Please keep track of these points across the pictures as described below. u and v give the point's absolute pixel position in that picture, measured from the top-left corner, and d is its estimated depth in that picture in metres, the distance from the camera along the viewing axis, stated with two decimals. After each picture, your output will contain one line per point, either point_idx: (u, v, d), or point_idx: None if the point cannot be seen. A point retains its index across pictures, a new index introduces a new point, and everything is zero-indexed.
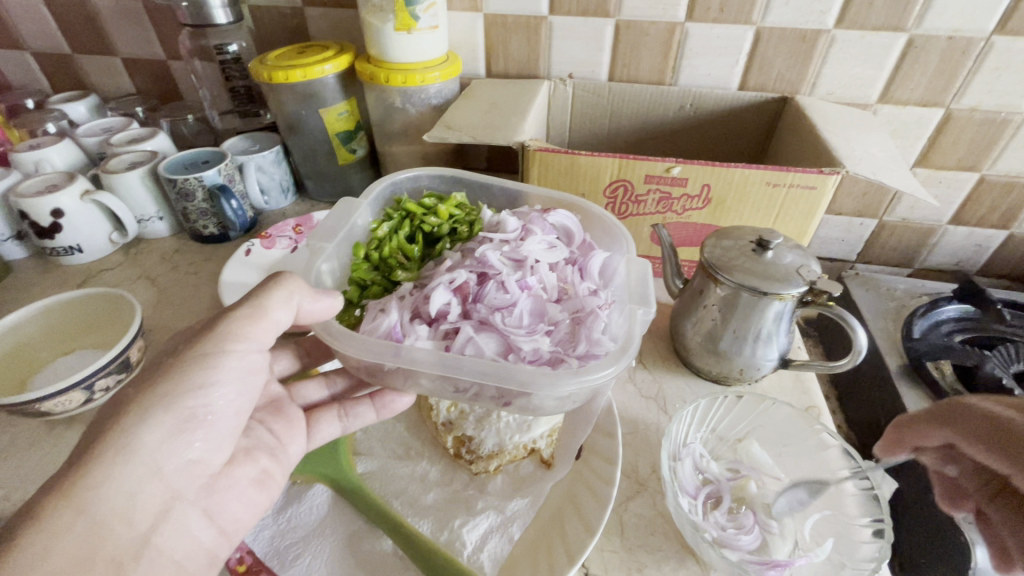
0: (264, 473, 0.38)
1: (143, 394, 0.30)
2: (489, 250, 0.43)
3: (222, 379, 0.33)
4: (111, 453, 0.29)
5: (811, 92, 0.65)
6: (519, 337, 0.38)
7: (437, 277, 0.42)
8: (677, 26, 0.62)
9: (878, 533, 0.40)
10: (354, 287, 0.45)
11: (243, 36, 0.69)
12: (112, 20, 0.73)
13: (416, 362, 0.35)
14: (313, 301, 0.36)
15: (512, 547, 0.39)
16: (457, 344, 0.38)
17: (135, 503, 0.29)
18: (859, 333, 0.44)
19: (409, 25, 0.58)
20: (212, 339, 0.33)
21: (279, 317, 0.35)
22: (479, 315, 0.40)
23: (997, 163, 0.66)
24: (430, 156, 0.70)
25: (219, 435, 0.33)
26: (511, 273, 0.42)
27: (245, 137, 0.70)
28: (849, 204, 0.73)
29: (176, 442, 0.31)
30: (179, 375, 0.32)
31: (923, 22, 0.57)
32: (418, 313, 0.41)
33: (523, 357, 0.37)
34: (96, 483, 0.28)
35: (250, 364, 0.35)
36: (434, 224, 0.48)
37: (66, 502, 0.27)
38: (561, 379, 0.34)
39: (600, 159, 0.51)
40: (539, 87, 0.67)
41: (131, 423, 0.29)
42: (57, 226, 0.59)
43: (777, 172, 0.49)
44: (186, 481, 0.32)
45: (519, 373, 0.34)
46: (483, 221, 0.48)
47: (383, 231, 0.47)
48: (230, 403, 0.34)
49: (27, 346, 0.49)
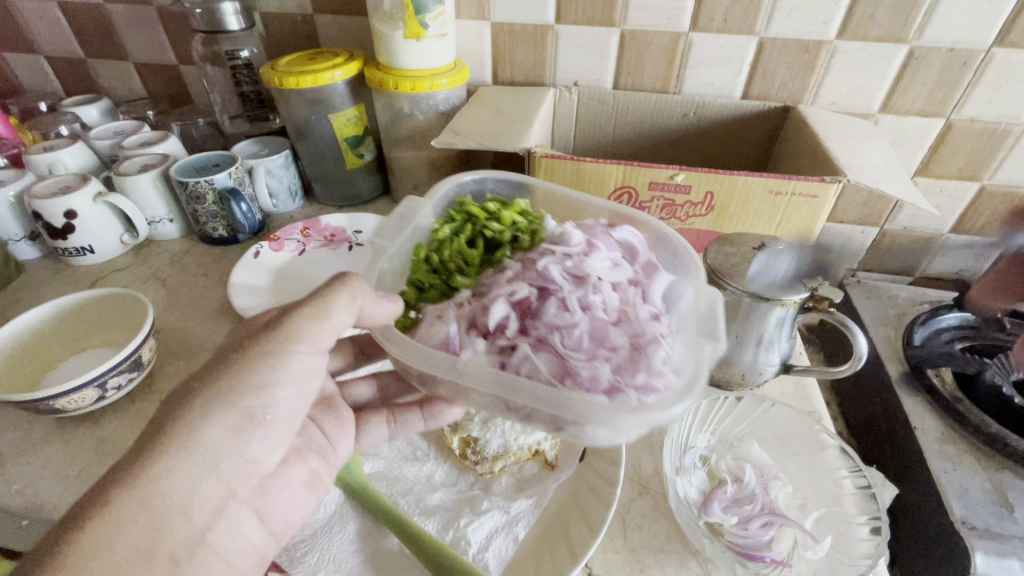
0: (313, 474, 0.39)
1: (204, 388, 0.31)
2: (552, 263, 0.38)
3: (284, 380, 0.33)
4: (175, 448, 0.29)
5: (814, 102, 0.66)
6: (579, 362, 0.34)
7: (494, 288, 0.38)
8: (681, 35, 0.64)
9: (876, 530, 0.41)
10: (412, 289, 0.42)
11: (255, 42, 0.71)
12: (125, 26, 0.75)
13: (472, 377, 0.34)
14: (376, 303, 0.35)
15: (516, 547, 0.39)
16: (513, 362, 0.35)
17: (193, 501, 0.30)
18: (860, 339, 0.45)
19: (419, 33, 0.60)
20: (280, 337, 0.33)
21: (342, 318, 0.35)
22: (539, 333, 0.36)
23: (996, 173, 0.67)
24: (437, 161, 0.71)
25: (274, 437, 0.33)
26: (575, 290, 0.37)
27: (255, 141, 0.72)
28: (850, 212, 0.73)
29: (235, 441, 0.31)
30: (247, 371, 0.32)
31: (923, 35, 0.58)
32: (475, 323, 0.37)
33: (581, 384, 0.33)
34: (158, 477, 0.28)
35: (308, 367, 0.34)
36: (496, 230, 0.43)
37: (133, 492, 0.28)
38: (623, 414, 0.31)
39: (605, 166, 0.52)
40: (545, 94, 0.68)
41: (194, 418, 0.30)
42: (70, 227, 0.60)
43: (779, 181, 0.50)
44: (242, 480, 0.33)
45: (578, 405, 0.32)
46: (547, 231, 0.43)
47: (445, 233, 0.44)
48: (292, 404, 0.34)
49: (39, 345, 0.50)
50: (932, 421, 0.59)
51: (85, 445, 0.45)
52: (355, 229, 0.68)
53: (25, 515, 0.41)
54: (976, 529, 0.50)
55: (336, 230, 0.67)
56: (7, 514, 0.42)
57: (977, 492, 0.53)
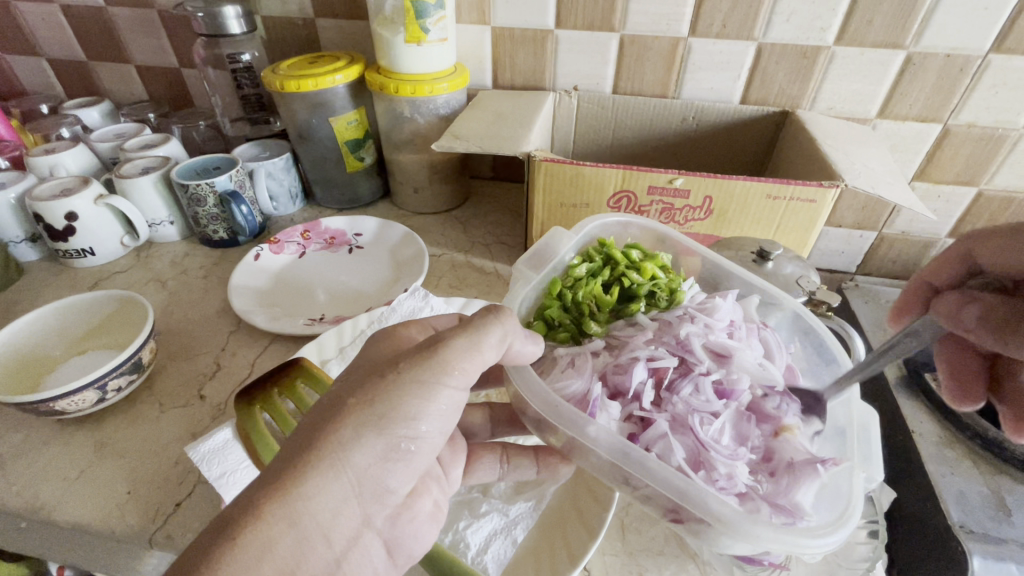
0: (435, 506, 0.37)
1: (360, 408, 0.31)
2: (692, 335, 0.41)
3: (430, 413, 0.32)
4: (324, 466, 0.29)
5: (811, 107, 0.66)
6: (718, 455, 0.35)
7: (633, 346, 0.42)
8: (680, 40, 0.64)
9: (873, 533, 0.41)
10: (543, 326, 0.45)
11: (256, 46, 0.71)
12: (127, 29, 0.75)
13: (599, 446, 0.34)
14: (524, 343, 0.36)
15: (515, 549, 0.40)
16: (648, 436, 0.37)
17: (334, 523, 0.30)
18: (857, 343, 0.46)
19: (419, 37, 0.60)
20: (432, 366, 0.32)
21: (489, 356, 0.34)
22: (674, 411, 0.38)
23: (994, 178, 0.67)
24: (437, 165, 0.71)
25: (414, 469, 0.33)
26: (712, 374, 0.40)
27: (256, 144, 0.72)
28: (848, 216, 0.74)
29: (380, 467, 0.31)
30: (396, 397, 0.31)
31: (920, 40, 0.59)
32: (606, 381, 0.41)
33: (714, 478, 0.34)
34: (305, 496, 0.28)
35: (453, 403, 0.33)
36: (635, 282, 0.46)
37: (282, 509, 0.28)
38: (759, 524, 0.30)
39: (605, 170, 0.53)
40: (544, 98, 0.68)
41: (344, 439, 0.30)
42: (71, 229, 0.60)
43: (777, 185, 0.51)
44: (376, 508, 0.32)
45: (711, 504, 0.31)
46: (686, 295, 0.45)
47: (583, 272, 0.46)
48: (431, 437, 0.33)
49: (41, 347, 0.50)
50: (930, 425, 0.59)
51: (85, 446, 0.46)
52: (355, 232, 0.68)
53: (24, 516, 0.41)
54: (974, 533, 0.51)
55: (336, 232, 0.68)
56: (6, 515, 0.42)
57: (975, 496, 0.53)
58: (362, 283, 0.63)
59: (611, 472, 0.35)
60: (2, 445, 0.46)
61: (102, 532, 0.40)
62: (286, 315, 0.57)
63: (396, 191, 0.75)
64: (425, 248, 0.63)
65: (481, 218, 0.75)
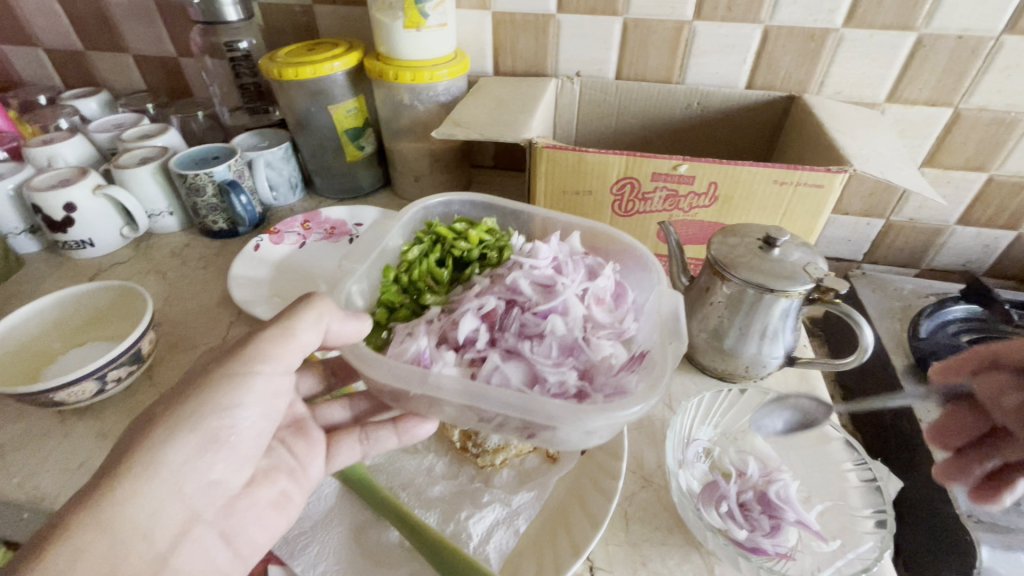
0: (283, 494, 0.38)
1: (173, 410, 0.31)
2: (520, 277, 0.43)
3: (247, 401, 0.33)
4: (137, 470, 0.29)
5: (819, 91, 0.65)
6: (546, 367, 0.38)
7: (464, 302, 0.43)
8: (684, 24, 0.63)
9: (880, 523, 0.40)
10: (383, 309, 0.45)
11: (254, 34, 0.70)
12: (124, 18, 0.74)
13: (443, 390, 0.34)
14: (342, 323, 0.36)
15: (518, 539, 0.39)
16: (483, 372, 0.38)
17: (154, 525, 0.30)
18: (866, 331, 0.44)
19: (418, 23, 0.59)
20: (243, 360, 0.33)
21: (306, 339, 0.35)
22: (507, 344, 0.40)
23: (1005, 163, 0.66)
24: (437, 153, 0.70)
25: (239, 456, 0.34)
26: (541, 301, 0.42)
27: (255, 134, 0.71)
28: (856, 204, 0.73)
29: (196, 463, 0.32)
30: (209, 395, 0.32)
31: (931, 21, 0.57)
32: (446, 337, 0.41)
33: (548, 389, 0.37)
34: (121, 502, 0.29)
35: (273, 388, 0.35)
36: (464, 249, 0.47)
37: (92, 518, 0.28)
38: (589, 417, 0.32)
39: (608, 157, 0.52)
40: (546, 85, 0.67)
41: (157, 441, 0.30)
42: (69, 220, 0.60)
43: (785, 170, 0.49)
44: (205, 501, 0.33)
45: (545, 408, 0.33)
46: (513, 248, 0.47)
47: (414, 254, 0.47)
48: (251, 424, 0.34)
49: (40, 339, 0.50)
50: (938, 415, 0.58)
51: (86, 438, 0.45)
52: (356, 222, 0.67)
53: (26, 507, 0.41)
54: (981, 522, 0.51)
55: (337, 222, 0.67)
56: (7, 506, 0.42)
57: None
58: None
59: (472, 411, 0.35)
60: (3, 437, 0.46)
61: None
62: (287, 306, 0.57)
63: (397, 180, 0.74)
64: None
65: None
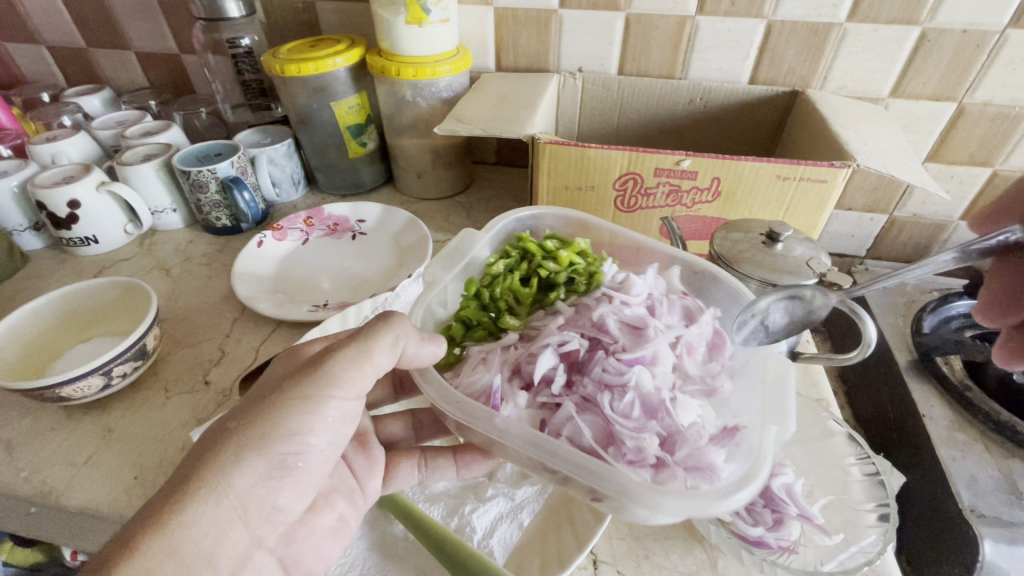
0: (341, 519, 0.38)
1: (244, 431, 0.31)
2: (607, 314, 0.40)
3: (318, 427, 0.32)
4: (204, 492, 0.29)
5: (822, 86, 0.65)
6: (625, 430, 0.34)
7: (545, 333, 0.40)
8: (687, 19, 0.62)
9: (883, 516, 0.41)
10: (459, 326, 0.42)
11: (256, 30, 0.70)
12: (126, 15, 0.74)
13: (508, 435, 0.32)
14: (419, 345, 0.35)
15: (522, 533, 0.40)
16: (555, 422, 0.36)
17: (218, 550, 0.30)
18: (869, 326, 0.43)
19: (421, 19, 0.59)
20: (319, 382, 0.32)
21: (381, 362, 0.34)
22: (585, 391, 0.37)
23: (1010, 158, 0.65)
24: (440, 149, 0.70)
25: (302, 486, 0.34)
26: (628, 346, 0.38)
27: (257, 131, 0.71)
28: (859, 199, 0.73)
29: (263, 487, 0.31)
30: (279, 416, 0.31)
31: (935, 16, 0.57)
32: (519, 371, 0.39)
33: (624, 454, 0.33)
34: (186, 524, 0.28)
35: (345, 413, 0.34)
36: (552, 270, 0.44)
37: (160, 540, 0.27)
38: (667, 495, 0.29)
39: (611, 152, 0.51)
40: (549, 80, 0.67)
41: (226, 463, 0.30)
42: (73, 217, 0.60)
43: (788, 165, 0.49)
44: (267, 527, 0.33)
45: (619, 478, 0.30)
46: (604, 276, 0.43)
47: (499, 268, 0.45)
48: (320, 450, 0.33)
49: (45, 334, 0.50)
50: (941, 410, 0.58)
51: (92, 433, 0.46)
52: (359, 218, 0.67)
53: (34, 501, 0.41)
54: (986, 516, 0.50)
55: (339, 218, 0.67)
56: (15, 500, 0.42)
57: (987, 480, 0.53)
58: (366, 269, 0.62)
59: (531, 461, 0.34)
60: (10, 432, 0.46)
61: (109, 517, 0.40)
62: (291, 302, 0.57)
63: (399, 176, 0.74)
64: (428, 234, 0.63)
65: (485, 203, 0.74)
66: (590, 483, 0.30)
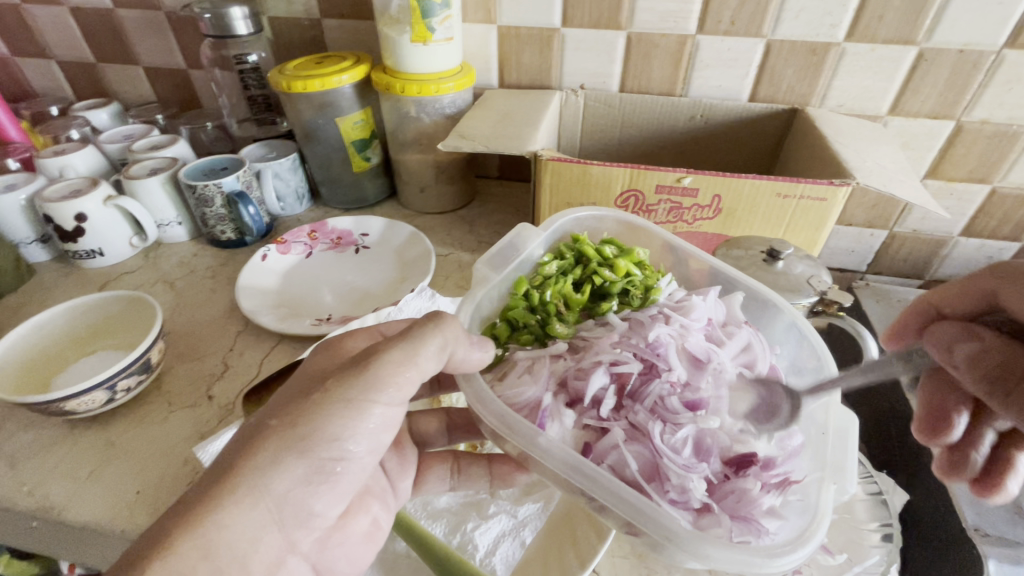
0: (375, 523, 0.39)
1: (286, 431, 0.31)
2: (664, 335, 0.39)
3: (358, 434, 0.32)
4: (243, 493, 0.29)
5: (821, 104, 0.66)
6: (672, 466, 0.33)
7: (597, 349, 0.39)
8: (688, 38, 0.63)
9: (887, 537, 0.41)
10: (505, 326, 0.43)
11: (263, 47, 0.71)
12: (136, 31, 0.76)
13: (549, 456, 0.32)
14: (468, 350, 0.35)
15: (524, 551, 0.40)
16: (600, 447, 0.36)
17: (253, 551, 0.30)
18: (871, 344, 0.44)
19: (426, 37, 0.60)
20: (360, 385, 0.32)
21: (428, 366, 0.33)
22: (635, 418, 0.37)
23: (1007, 175, 0.66)
24: (443, 164, 0.71)
25: (339, 493, 0.33)
26: (687, 373, 0.38)
27: (262, 145, 0.72)
28: (859, 215, 0.73)
29: (301, 490, 0.31)
30: (321, 419, 0.31)
31: (932, 36, 0.58)
32: (566, 385, 0.39)
33: (665, 491, 0.33)
34: (219, 526, 0.29)
35: (385, 420, 0.33)
36: (608, 279, 0.44)
37: (195, 540, 0.28)
38: (714, 545, 0.29)
39: (611, 170, 0.52)
40: (551, 97, 0.68)
41: (266, 464, 0.30)
42: (80, 230, 0.61)
43: (787, 183, 0.50)
44: (302, 533, 0.33)
45: (663, 520, 0.30)
46: (661, 293, 0.44)
47: (552, 269, 0.45)
48: (360, 458, 0.33)
49: (51, 347, 0.50)
50: None
51: (96, 446, 0.46)
52: (362, 232, 0.68)
53: (36, 515, 0.41)
54: (989, 535, 0.53)
55: (343, 232, 0.68)
56: (18, 514, 0.42)
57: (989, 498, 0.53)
58: (370, 282, 0.63)
59: (567, 484, 0.33)
60: (14, 445, 0.46)
61: (112, 531, 0.40)
62: (293, 315, 0.57)
63: (402, 190, 0.75)
64: (431, 248, 0.63)
65: (488, 217, 0.75)
66: (628, 516, 0.30)
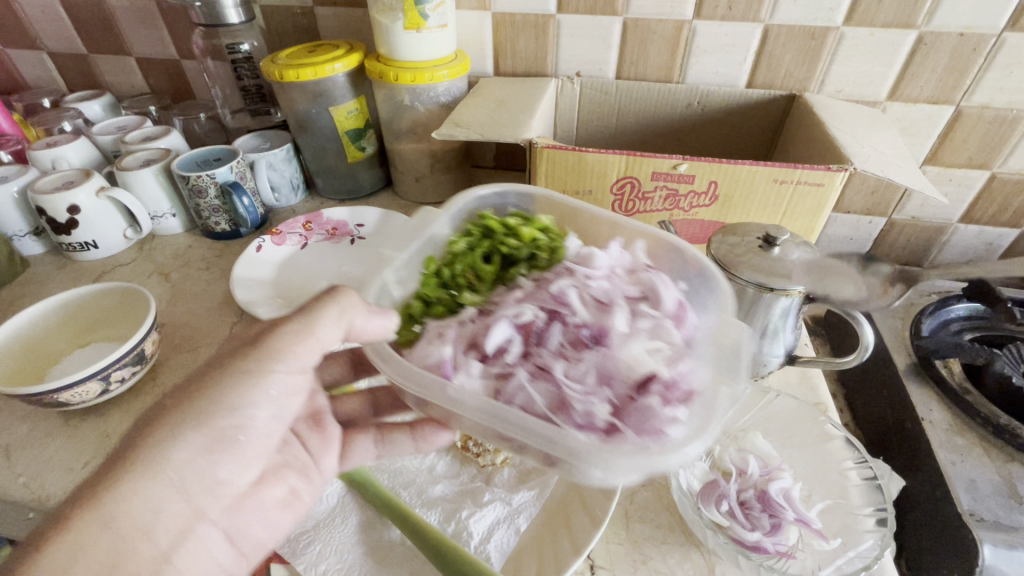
0: (291, 493, 0.39)
1: (177, 408, 0.31)
2: (568, 287, 0.36)
3: (260, 401, 0.33)
4: (141, 468, 0.29)
5: (819, 90, 0.65)
6: (573, 392, 0.32)
7: (501, 308, 0.36)
8: (685, 23, 0.63)
9: (881, 521, 0.41)
10: (417, 304, 0.39)
11: (255, 35, 0.71)
12: (127, 21, 0.75)
13: (462, 406, 0.32)
14: (365, 319, 0.34)
15: (518, 538, 0.40)
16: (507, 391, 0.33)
17: (157, 522, 0.30)
18: (866, 329, 0.44)
19: (418, 24, 0.59)
20: (256, 357, 0.33)
21: (326, 334, 0.34)
22: (539, 359, 0.34)
23: (1008, 160, 0.65)
24: (438, 153, 0.70)
25: (246, 456, 0.33)
26: (592, 321, 0.35)
27: (256, 135, 0.71)
28: (858, 202, 0.73)
29: (204, 461, 0.31)
30: (217, 390, 0.32)
31: (932, 20, 0.57)
32: (475, 344, 0.35)
33: (573, 418, 0.31)
34: (120, 498, 0.29)
35: (288, 387, 0.34)
36: (512, 246, 0.41)
37: (94, 513, 0.28)
38: (612, 455, 0.29)
39: (607, 157, 0.52)
40: (546, 85, 0.67)
41: (162, 438, 0.30)
42: (73, 222, 0.60)
43: (784, 169, 0.49)
44: (211, 500, 0.33)
45: (569, 441, 0.30)
46: (567, 251, 0.40)
47: (460, 246, 0.42)
48: (263, 424, 0.33)
49: (44, 339, 0.50)
50: (940, 413, 0.59)
51: (91, 438, 0.46)
52: (357, 222, 0.68)
53: (31, 506, 0.41)
54: (985, 520, 0.51)
55: (338, 223, 0.67)
56: (14, 506, 0.42)
57: (986, 484, 0.53)
58: (365, 272, 0.63)
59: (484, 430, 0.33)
60: (9, 438, 0.46)
61: None
62: (289, 306, 0.57)
63: (398, 181, 0.75)
64: None
65: None
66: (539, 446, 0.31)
